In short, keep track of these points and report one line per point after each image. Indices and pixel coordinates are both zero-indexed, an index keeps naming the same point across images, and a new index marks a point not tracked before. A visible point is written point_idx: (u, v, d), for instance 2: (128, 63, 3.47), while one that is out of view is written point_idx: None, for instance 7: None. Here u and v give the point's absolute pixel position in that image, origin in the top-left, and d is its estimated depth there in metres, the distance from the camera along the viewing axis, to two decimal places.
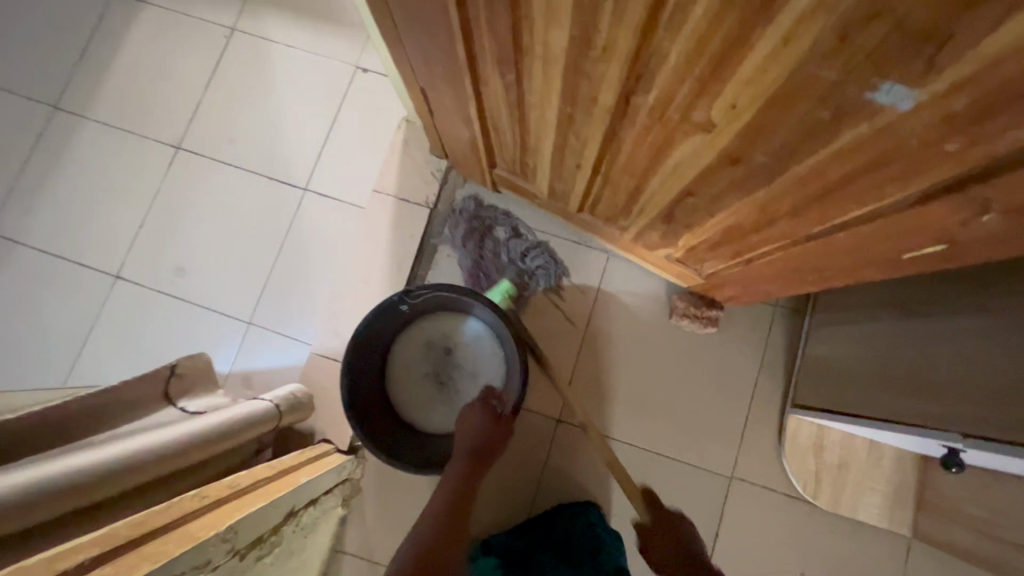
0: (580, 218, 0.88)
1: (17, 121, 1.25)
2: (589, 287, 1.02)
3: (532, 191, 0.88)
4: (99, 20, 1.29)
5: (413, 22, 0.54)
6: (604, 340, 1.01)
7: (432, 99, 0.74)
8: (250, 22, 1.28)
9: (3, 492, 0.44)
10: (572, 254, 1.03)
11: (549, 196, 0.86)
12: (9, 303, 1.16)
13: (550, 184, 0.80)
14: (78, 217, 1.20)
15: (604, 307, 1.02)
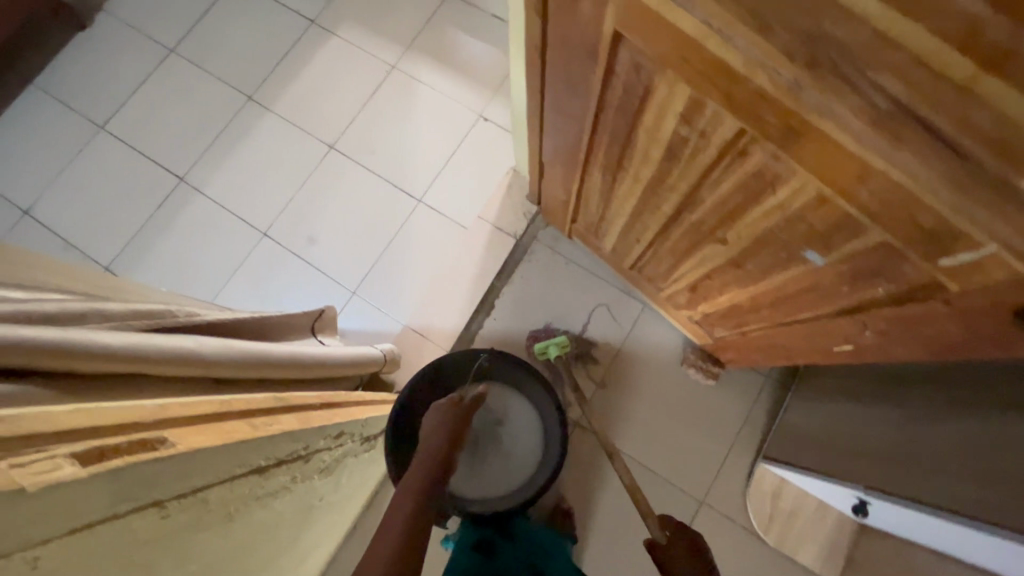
0: (630, 274, 1.15)
1: (219, 103, 1.63)
2: (625, 326, 1.30)
3: (599, 246, 1.16)
4: (295, 41, 1.68)
5: (556, 131, 0.84)
6: (626, 374, 1.27)
7: (546, 169, 1.04)
8: (407, 65, 1.64)
9: (262, 351, 0.68)
10: (617, 298, 1.31)
11: (610, 253, 1.14)
12: (184, 237, 1.52)
13: (615, 245, 1.08)
14: (248, 185, 1.56)
15: (632, 344, 1.29)
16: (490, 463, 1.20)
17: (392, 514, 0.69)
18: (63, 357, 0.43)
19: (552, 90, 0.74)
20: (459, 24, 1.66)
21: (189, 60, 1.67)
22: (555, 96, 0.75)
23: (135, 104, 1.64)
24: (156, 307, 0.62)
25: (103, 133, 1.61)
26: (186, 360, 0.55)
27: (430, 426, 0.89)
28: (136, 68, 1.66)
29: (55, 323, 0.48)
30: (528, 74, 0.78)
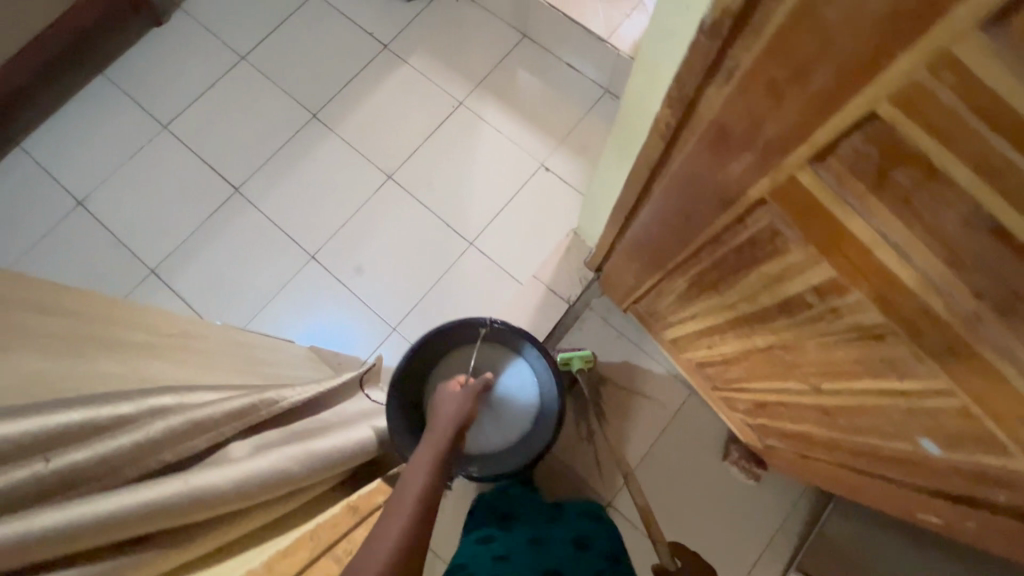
0: (683, 364, 1.12)
1: (284, 117, 1.63)
2: (669, 410, 1.28)
3: (655, 331, 1.14)
4: (366, 64, 1.67)
5: (648, 234, 0.82)
6: (640, 425, 1.27)
7: (618, 252, 1.02)
8: (475, 102, 1.63)
9: (315, 462, 0.70)
10: (663, 380, 1.30)
11: (668, 341, 1.11)
12: (231, 248, 1.52)
13: (676, 337, 1.04)
14: (301, 204, 1.55)
15: (674, 429, 1.27)
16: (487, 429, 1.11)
17: (389, 520, 0.60)
18: (114, 521, 0.48)
19: (656, 203, 0.72)
20: (533, 69, 1.64)
21: (259, 70, 1.67)
22: (659, 211, 0.73)
23: (200, 107, 1.64)
24: (248, 402, 0.66)
25: (165, 133, 1.61)
26: (233, 497, 0.58)
27: (442, 411, 0.89)
28: (205, 71, 1.67)
29: (147, 452, 0.54)
30: (632, 179, 0.76)
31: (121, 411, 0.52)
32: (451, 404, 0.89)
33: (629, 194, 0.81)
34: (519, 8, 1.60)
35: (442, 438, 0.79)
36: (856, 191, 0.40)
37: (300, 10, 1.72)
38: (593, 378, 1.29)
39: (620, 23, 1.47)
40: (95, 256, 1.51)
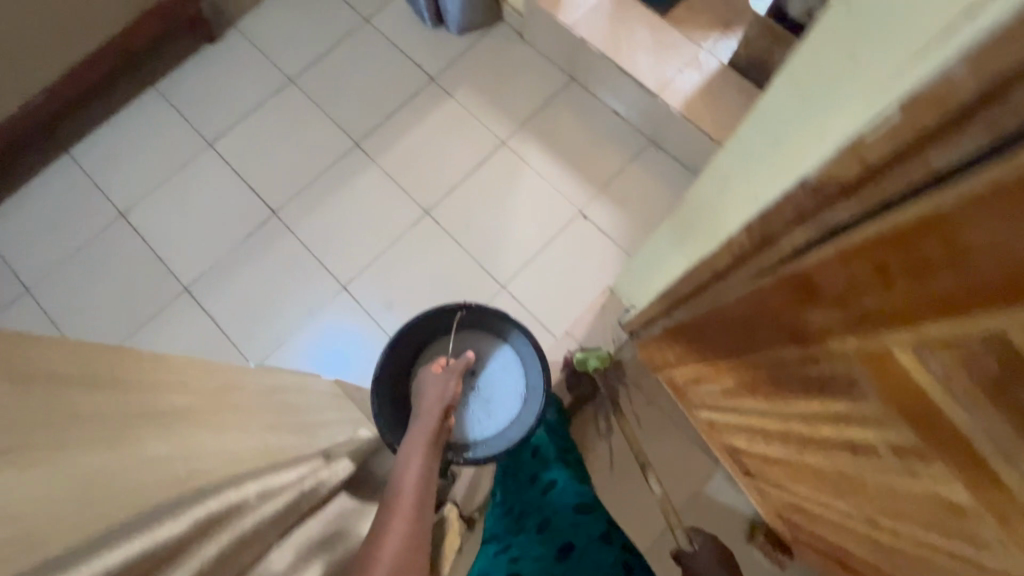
0: (718, 443, 1.08)
1: (327, 143, 1.64)
2: (695, 482, 1.29)
3: (689, 406, 1.10)
4: (412, 96, 1.68)
5: (698, 328, 0.81)
6: (662, 473, 1.30)
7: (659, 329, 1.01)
8: (518, 143, 1.62)
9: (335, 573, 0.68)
10: (691, 451, 1.31)
11: (703, 419, 1.07)
12: (265, 272, 1.54)
13: (713, 418, 1.01)
14: (337, 235, 1.57)
15: (699, 503, 1.28)
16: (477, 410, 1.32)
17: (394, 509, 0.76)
18: None
19: (714, 307, 0.71)
20: (578, 114, 1.63)
21: (307, 93, 1.69)
22: (718, 315, 0.72)
23: (245, 127, 1.66)
24: (270, 509, 0.64)
25: (211, 150, 1.63)
26: None
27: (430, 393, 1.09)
28: (255, 91, 1.69)
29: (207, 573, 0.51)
30: (690, 279, 0.75)
31: (178, 531, 0.49)
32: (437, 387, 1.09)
33: (684, 284, 0.80)
34: (570, 52, 1.59)
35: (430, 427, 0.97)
36: (964, 386, 0.37)
37: (352, 36, 1.73)
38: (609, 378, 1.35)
39: (671, 77, 1.47)
40: (133, 268, 1.54)
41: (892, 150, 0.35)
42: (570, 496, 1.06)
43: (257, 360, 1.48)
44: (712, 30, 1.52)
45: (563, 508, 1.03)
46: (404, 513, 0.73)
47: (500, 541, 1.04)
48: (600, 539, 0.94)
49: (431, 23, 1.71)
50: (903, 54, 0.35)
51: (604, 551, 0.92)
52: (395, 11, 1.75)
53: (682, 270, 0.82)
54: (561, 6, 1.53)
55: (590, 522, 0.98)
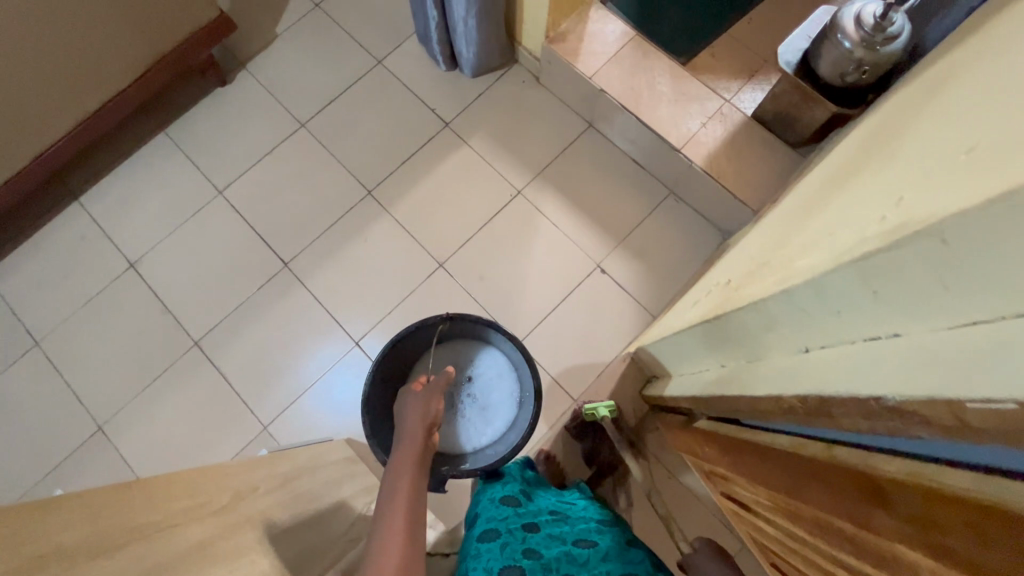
0: (759, 551, 0.96)
1: (340, 190, 1.61)
2: None
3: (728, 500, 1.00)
4: (425, 142, 1.64)
5: (745, 447, 0.76)
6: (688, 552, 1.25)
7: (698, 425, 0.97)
8: (534, 192, 1.59)
9: None
10: (713, 527, 1.28)
11: (740, 517, 0.97)
12: (277, 326, 1.52)
13: (751, 522, 0.91)
14: (349, 291, 1.54)
15: None
16: (474, 415, 1.37)
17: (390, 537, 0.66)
18: None
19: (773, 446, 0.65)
20: (595, 163, 1.59)
21: (319, 139, 1.65)
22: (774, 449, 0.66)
23: (256, 173, 1.63)
24: None
25: (221, 199, 1.61)
26: None
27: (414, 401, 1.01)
28: (266, 136, 1.66)
29: None
30: (729, 404, 0.72)
31: None
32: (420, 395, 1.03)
33: (719, 402, 0.76)
34: (588, 100, 1.55)
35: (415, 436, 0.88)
36: None
37: (365, 80, 1.70)
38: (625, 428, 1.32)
39: (694, 130, 1.42)
40: (142, 322, 1.51)
41: (990, 425, 0.31)
42: (593, 512, 1.09)
43: (267, 448, 1.42)
44: (735, 80, 1.47)
45: (585, 518, 1.06)
46: (399, 520, 0.68)
47: (519, 519, 1.02)
48: (627, 541, 0.98)
49: (445, 66, 1.67)
50: (992, 309, 0.32)
51: (634, 553, 0.95)
52: (409, 54, 1.72)
53: (718, 387, 0.78)
54: (579, 55, 1.49)
55: (614, 530, 1.02)
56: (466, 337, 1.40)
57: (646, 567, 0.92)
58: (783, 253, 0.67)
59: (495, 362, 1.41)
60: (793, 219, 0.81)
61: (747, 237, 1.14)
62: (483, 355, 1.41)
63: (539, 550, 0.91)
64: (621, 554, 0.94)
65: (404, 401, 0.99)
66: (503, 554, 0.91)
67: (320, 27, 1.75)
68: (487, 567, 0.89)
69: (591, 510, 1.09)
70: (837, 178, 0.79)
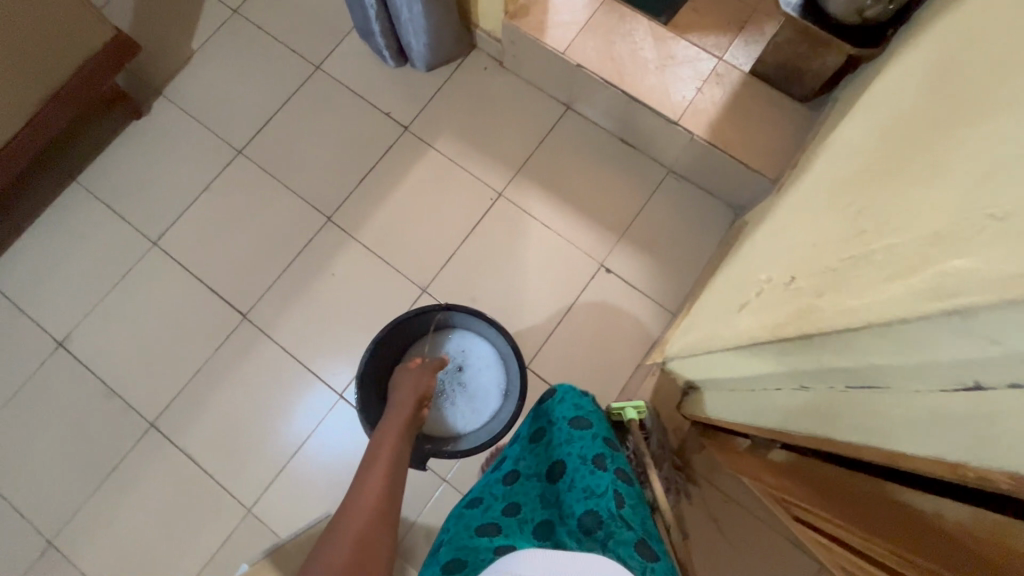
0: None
1: (295, 222, 1.40)
2: None
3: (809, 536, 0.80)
4: (385, 152, 1.44)
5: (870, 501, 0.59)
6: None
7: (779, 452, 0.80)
8: (517, 192, 1.40)
9: None
10: None
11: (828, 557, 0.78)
12: (243, 391, 1.30)
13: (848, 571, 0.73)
14: (322, 334, 1.34)
15: None
16: (458, 404, 1.23)
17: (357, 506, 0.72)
18: None
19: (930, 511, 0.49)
20: (580, 150, 1.41)
21: (261, 166, 1.43)
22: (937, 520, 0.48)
23: (193, 216, 1.40)
24: None
25: (157, 251, 1.38)
26: None
27: (404, 382, 1.09)
28: (200, 170, 1.43)
29: None
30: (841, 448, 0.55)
31: None
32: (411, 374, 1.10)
33: (824, 442, 0.59)
34: (562, 79, 1.36)
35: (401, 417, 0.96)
36: None
37: (303, 91, 1.48)
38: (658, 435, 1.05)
39: (690, 98, 1.24)
40: (84, 409, 1.28)
41: None
42: (571, 406, 0.94)
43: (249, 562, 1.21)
44: (724, 34, 1.30)
45: (559, 426, 0.93)
46: (379, 477, 0.79)
47: (500, 468, 0.95)
48: (595, 467, 0.86)
49: (393, 62, 1.46)
50: None
51: (598, 479, 0.85)
52: (351, 54, 1.50)
53: (817, 421, 0.61)
54: (547, 29, 1.29)
55: (584, 447, 0.89)
56: (457, 325, 1.26)
57: (607, 500, 0.82)
58: (891, 246, 0.50)
59: (483, 350, 1.26)
60: (870, 194, 0.64)
61: (780, 214, 0.98)
62: (472, 345, 1.27)
63: (518, 505, 0.86)
64: (584, 489, 0.85)
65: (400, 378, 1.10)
66: (484, 515, 0.86)
67: (242, 36, 1.51)
68: (467, 526, 0.85)
69: (566, 405, 0.93)
70: (919, 134, 0.62)
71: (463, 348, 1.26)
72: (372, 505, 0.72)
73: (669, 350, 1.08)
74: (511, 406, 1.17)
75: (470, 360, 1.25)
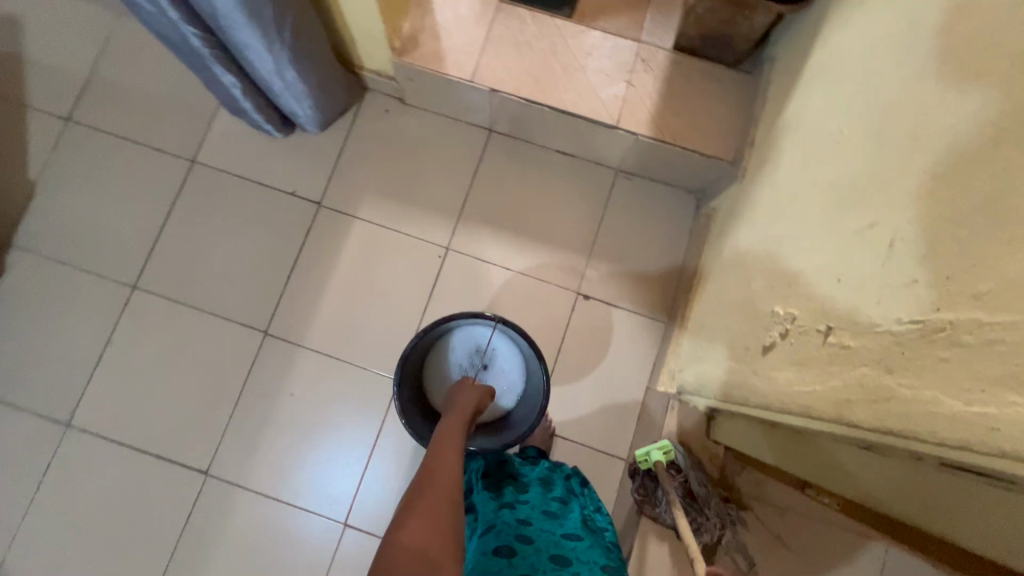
0: None
1: (229, 349, 1.21)
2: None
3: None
4: (305, 238, 1.25)
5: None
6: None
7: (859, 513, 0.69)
8: (465, 241, 1.25)
9: None
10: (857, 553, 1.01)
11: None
12: (233, 558, 1.13)
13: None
14: (301, 463, 1.18)
15: None
16: None
17: (413, 514, 0.64)
18: None
19: None
20: (519, 174, 1.27)
21: (166, 296, 1.22)
22: None
23: (105, 379, 1.19)
24: None
25: (74, 432, 1.17)
26: None
27: (462, 391, 0.98)
28: (93, 323, 1.21)
29: None
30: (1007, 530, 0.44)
31: None
32: (468, 387, 0.99)
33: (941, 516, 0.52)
34: (477, 106, 1.21)
35: (461, 426, 0.88)
36: None
37: (186, 194, 1.26)
38: (689, 469, 0.96)
39: (621, 94, 1.12)
40: None
41: None
42: (592, 547, 0.85)
43: None
44: (636, 14, 1.18)
45: (584, 563, 0.81)
46: (447, 484, 0.71)
47: (512, 558, 0.77)
48: None
49: (280, 133, 1.24)
50: None
51: None
52: (228, 136, 1.28)
53: (917, 486, 0.53)
54: (444, 57, 1.12)
55: None
56: (500, 332, 1.09)
57: None
58: (983, 325, 0.41)
59: (507, 354, 1.11)
60: (899, 221, 0.55)
61: (763, 214, 0.89)
62: (505, 347, 1.12)
63: None
64: None
65: (460, 388, 0.99)
66: None
67: (90, 150, 1.27)
68: None
69: (594, 546, 0.85)
70: (936, 140, 0.52)
71: (494, 349, 1.12)
72: (430, 514, 0.65)
73: (681, 380, 1.03)
74: (516, 427, 1.06)
75: (494, 359, 1.11)
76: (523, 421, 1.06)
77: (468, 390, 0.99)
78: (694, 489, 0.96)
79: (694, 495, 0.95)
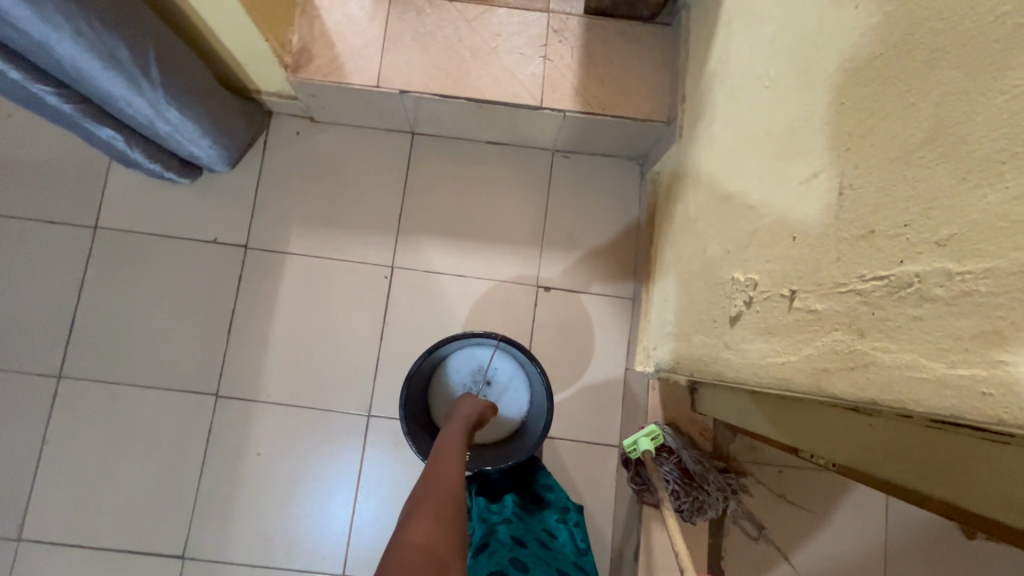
0: None
1: (179, 421, 1.12)
2: (874, 520, 0.99)
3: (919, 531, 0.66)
4: (237, 286, 1.15)
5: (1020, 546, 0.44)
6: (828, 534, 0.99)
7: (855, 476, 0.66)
8: (409, 256, 1.18)
9: None
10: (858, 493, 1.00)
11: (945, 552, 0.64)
12: None
13: None
14: (283, 524, 1.10)
15: (897, 542, 0.99)
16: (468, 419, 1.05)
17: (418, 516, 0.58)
18: None
19: None
20: (453, 175, 1.20)
21: (98, 379, 1.12)
22: None
23: (49, 482, 1.09)
24: None
25: (28, 546, 1.07)
26: None
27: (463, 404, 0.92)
28: (22, 425, 1.10)
29: None
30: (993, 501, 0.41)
31: None
32: (470, 399, 0.94)
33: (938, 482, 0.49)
34: (392, 111, 1.12)
35: (463, 434, 0.82)
36: None
37: (95, 266, 1.15)
38: (682, 449, 0.92)
39: (539, 71, 1.05)
40: None
41: None
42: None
43: None
44: None
45: None
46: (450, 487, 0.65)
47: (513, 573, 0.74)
48: None
49: (186, 179, 1.14)
50: None
51: None
52: (129, 193, 1.16)
53: (895, 455, 0.50)
54: (343, 66, 1.03)
55: None
56: (503, 350, 1.03)
57: None
58: (953, 276, 0.36)
59: (515, 378, 1.06)
60: (844, 166, 0.50)
61: (706, 173, 0.84)
62: (508, 364, 1.06)
63: None
64: None
65: (462, 402, 0.93)
66: None
67: None
68: None
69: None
70: (867, 72, 0.47)
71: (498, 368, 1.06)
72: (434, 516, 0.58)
73: (658, 358, 0.98)
74: (521, 445, 1.01)
75: (498, 378, 1.06)
76: (528, 438, 1.00)
77: (471, 402, 0.93)
78: (691, 469, 0.91)
79: (692, 474, 0.91)
